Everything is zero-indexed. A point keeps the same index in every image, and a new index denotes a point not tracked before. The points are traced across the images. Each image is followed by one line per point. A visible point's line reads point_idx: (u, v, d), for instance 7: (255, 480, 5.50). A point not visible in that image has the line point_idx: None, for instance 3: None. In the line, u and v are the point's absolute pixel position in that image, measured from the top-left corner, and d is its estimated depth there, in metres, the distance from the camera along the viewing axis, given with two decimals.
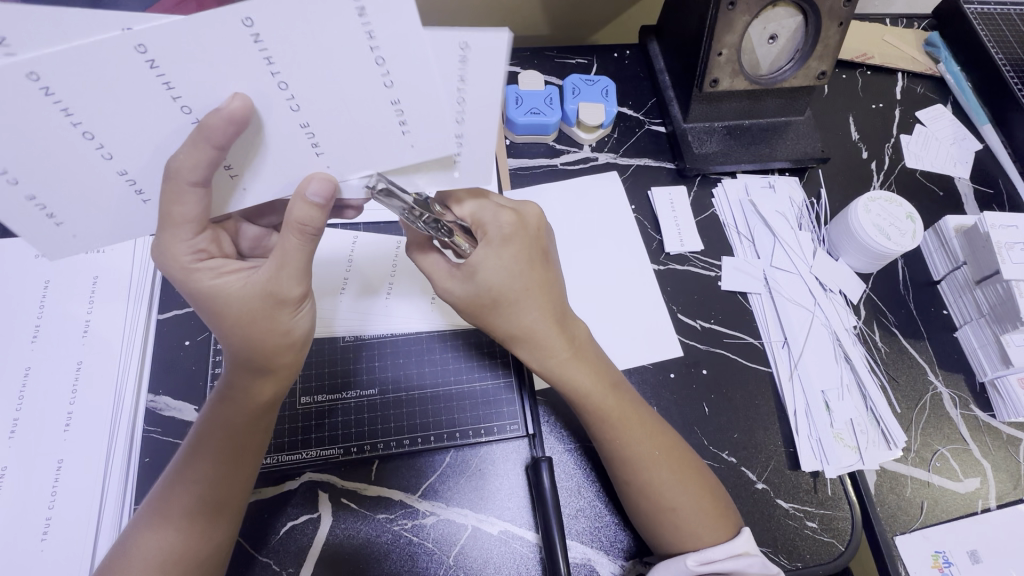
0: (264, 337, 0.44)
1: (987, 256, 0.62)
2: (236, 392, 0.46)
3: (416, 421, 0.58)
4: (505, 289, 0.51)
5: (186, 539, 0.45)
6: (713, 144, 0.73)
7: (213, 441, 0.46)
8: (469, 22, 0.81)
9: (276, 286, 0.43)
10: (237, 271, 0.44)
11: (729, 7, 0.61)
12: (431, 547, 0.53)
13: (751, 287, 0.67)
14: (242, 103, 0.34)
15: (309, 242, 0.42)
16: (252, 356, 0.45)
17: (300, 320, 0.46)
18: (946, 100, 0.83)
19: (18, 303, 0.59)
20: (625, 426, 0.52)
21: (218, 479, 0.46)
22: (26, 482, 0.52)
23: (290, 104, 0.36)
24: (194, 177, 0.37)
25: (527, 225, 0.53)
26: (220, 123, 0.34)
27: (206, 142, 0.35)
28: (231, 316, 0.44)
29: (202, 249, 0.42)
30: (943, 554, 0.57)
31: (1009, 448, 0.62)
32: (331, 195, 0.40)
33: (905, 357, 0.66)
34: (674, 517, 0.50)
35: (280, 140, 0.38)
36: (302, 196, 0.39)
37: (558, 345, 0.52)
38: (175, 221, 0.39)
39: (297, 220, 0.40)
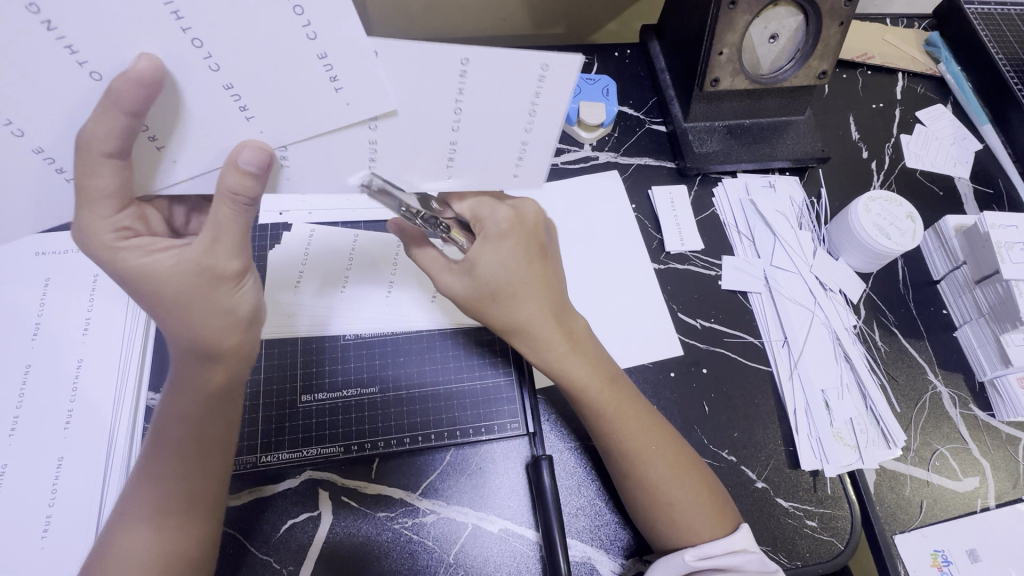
0: (204, 316, 0.43)
1: (987, 256, 0.63)
2: (185, 382, 0.46)
3: (416, 419, 0.58)
4: (505, 283, 0.50)
5: (163, 536, 0.45)
6: (714, 143, 0.73)
7: (171, 436, 0.46)
8: (470, 21, 0.81)
9: (209, 261, 0.41)
10: (165, 247, 0.42)
11: (729, 7, 0.61)
12: (431, 546, 0.53)
13: (752, 286, 0.67)
14: (148, 63, 0.33)
15: (243, 210, 0.40)
16: (194, 338, 0.43)
17: (243, 296, 0.44)
18: (947, 100, 0.83)
19: (17, 302, 0.59)
20: (630, 421, 0.52)
21: (185, 474, 0.46)
22: (26, 480, 0.52)
23: (210, 65, 0.34)
24: (106, 148, 0.35)
25: (525, 219, 0.52)
26: (129, 86, 0.32)
27: (115, 108, 0.33)
28: (167, 296, 0.42)
29: (125, 227, 0.40)
30: (942, 553, 0.57)
31: (1008, 447, 0.62)
32: (266, 163, 0.38)
33: (905, 356, 0.66)
34: (671, 512, 0.50)
35: (202, 108, 0.36)
36: (234, 164, 0.38)
37: (557, 339, 0.52)
38: (92, 196, 0.37)
39: (226, 189, 0.38)
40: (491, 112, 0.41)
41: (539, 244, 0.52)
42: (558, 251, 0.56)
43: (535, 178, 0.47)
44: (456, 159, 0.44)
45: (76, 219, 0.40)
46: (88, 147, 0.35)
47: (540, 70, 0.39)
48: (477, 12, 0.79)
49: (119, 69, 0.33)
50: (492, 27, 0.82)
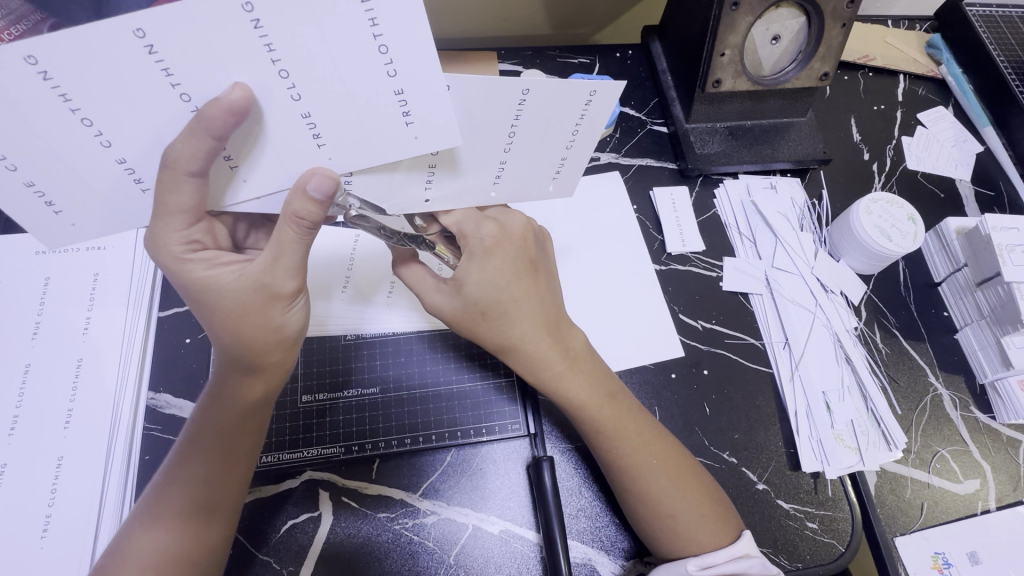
0: (252, 330, 0.43)
1: (988, 259, 0.63)
2: (229, 393, 0.46)
3: (417, 421, 0.58)
4: (494, 301, 0.50)
5: (180, 538, 0.44)
6: (715, 145, 0.72)
7: (203, 443, 0.46)
8: (471, 22, 0.81)
9: (269, 279, 0.42)
10: (230, 262, 0.43)
11: (732, 8, 0.61)
12: (431, 547, 0.53)
13: (753, 287, 0.67)
14: (242, 93, 0.35)
15: (306, 234, 0.41)
16: (242, 351, 0.44)
17: (292, 316, 0.45)
18: (948, 102, 0.83)
19: (18, 300, 0.59)
20: (627, 436, 0.52)
21: (212, 481, 0.46)
22: (25, 479, 0.52)
23: (290, 93, 0.36)
24: (192, 168, 0.37)
25: (511, 236, 0.51)
26: (220, 113, 0.35)
27: (205, 132, 0.35)
28: (222, 308, 0.43)
29: (195, 241, 0.42)
30: (942, 555, 0.57)
31: (1008, 450, 0.62)
32: (332, 193, 0.40)
33: (905, 358, 0.66)
34: (673, 524, 0.50)
35: (281, 132, 0.38)
36: (302, 189, 0.39)
37: (552, 357, 0.51)
38: (169, 210, 0.39)
39: (295, 213, 0.40)
40: (541, 133, 0.46)
41: (529, 260, 0.52)
42: (550, 267, 0.55)
43: (567, 189, 0.52)
44: (503, 176, 0.49)
45: (149, 228, 0.41)
46: (168, 165, 0.37)
47: (587, 96, 0.43)
48: (478, 13, 0.79)
49: (212, 98, 0.36)
50: (493, 27, 0.82)
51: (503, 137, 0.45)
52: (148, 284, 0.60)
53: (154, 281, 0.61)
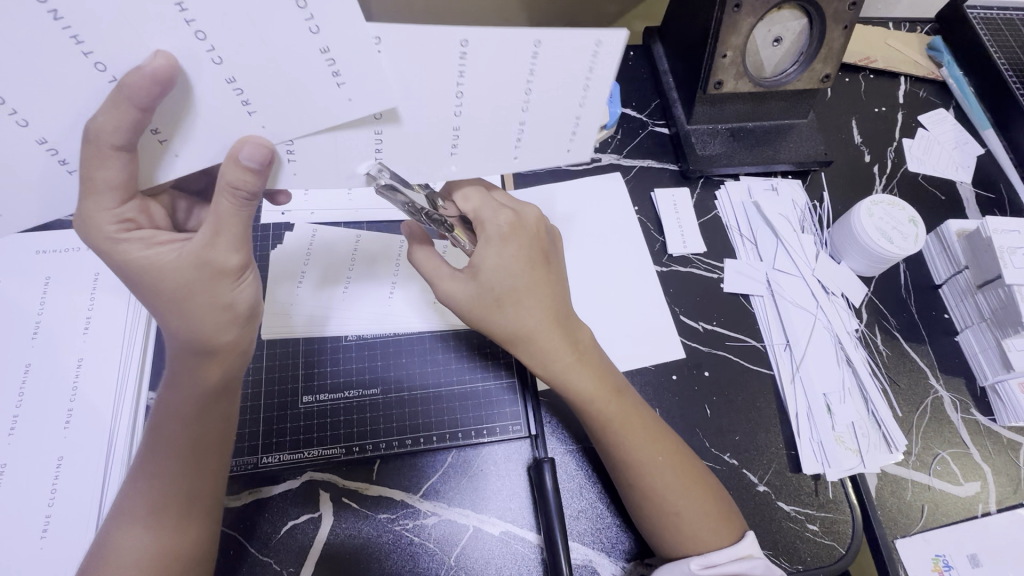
0: (205, 313, 0.42)
1: (989, 261, 0.63)
2: (186, 385, 0.45)
3: (417, 422, 0.58)
4: (507, 288, 0.50)
5: (163, 537, 0.45)
6: (716, 146, 0.72)
7: (168, 438, 0.45)
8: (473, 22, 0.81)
9: (210, 256, 0.40)
10: (165, 241, 0.41)
11: (734, 9, 0.61)
12: (432, 548, 0.53)
13: (754, 289, 0.67)
14: (167, 59, 0.34)
15: (242, 207, 0.40)
16: (196, 339, 0.43)
17: (243, 293, 0.43)
18: (949, 105, 0.83)
19: (18, 300, 0.58)
20: (637, 431, 0.52)
21: (184, 476, 0.46)
22: (25, 479, 0.52)
23: (211, 56, 0.35)
24: (116, 141, 0.35)
25: (526, 225, 0.52)
26: (142, 80, 0.34)
27: (129, 103, 0.34)
28: (167, 292, 0.41)
29: (127, 219, 0.40)
30: (943, 558, 0.57)
31: (1009, 452, 0.62)
32: (267, 160, 0.38)
33: (906, 361, 0.66)
34: (678, 522, 0.50)
35: (210, 102, 0.37)
36: (234, 159, 0.38)
37: (562, 350, 0.51)
38: (96, 186, 0.37)
39: (229, 184, 0.38)
40: (551, 93, 0.42)
41: (541, 252, 0.52)
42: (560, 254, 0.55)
43: (585, 154, 0.46)
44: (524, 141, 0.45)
45: (79, 209, 0.39)
46: (91, 139, 0.35)
47: (593, 46, 0.40)
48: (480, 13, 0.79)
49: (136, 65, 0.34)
50: None
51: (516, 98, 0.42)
52: None
53: None
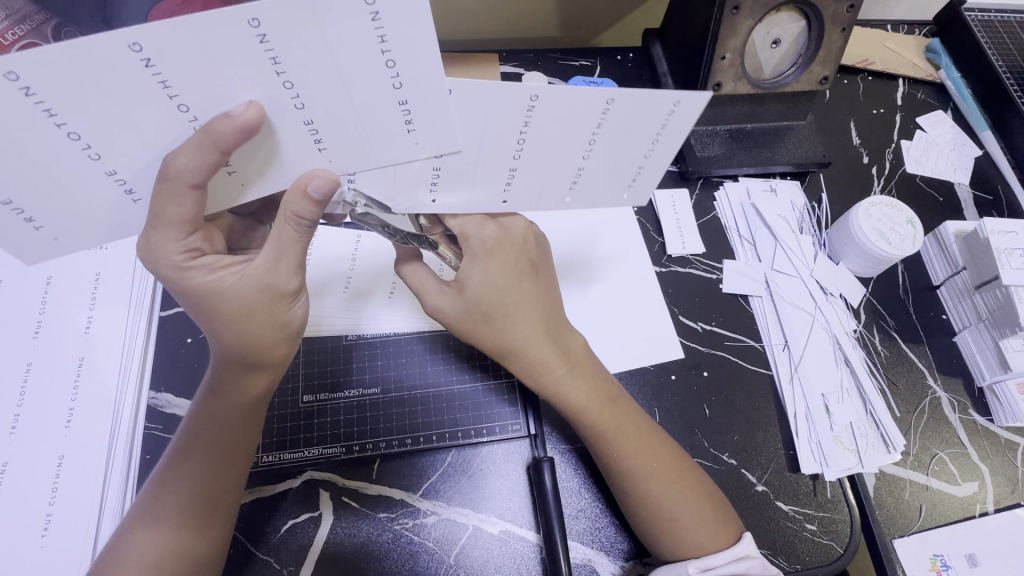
0: (261, 329, 0.44)
1: (987, 262, 0.63)
2: (228, 391, 0.46)
3: (417, 421, 0.58)
4: (496, 303, 0.50)
5: (185, 537, 0.45)
6: (716, 147, 0.73)
7: (205, 440, 0.46)
8: (472, 24, 0.81)
9: (273, 280, 0.43)
10: (228, 265, 0.43)
11: (733, 11, 0.61)
12: (431, 547, 0.53)
13: (753, 289, 0.68)
14: (256, 110, 0.36)
15: (306, 233, 0.42)
16: (247, 351, 0.45)
17: (296, 312, 0.46)
18: (947, 107, 0.83)
19: (20, 300, 0.59)
20: (627, 439, 0.52)
21: (214, 477, 0.46)
22: (26, 478, 0.52)
23: (294, 102, 0.37)
24: (193, 180, 0.37)
25: (512, 240, 0.51)
26: (230, 128, 0.35)
27: (213, 147, 0.36)
28: (227, 311, 0.43)
29: (193, 248, 0.42)
30: (941, 557, 0.57)
31: (1007, 452, 0.63)
32: (330, 192, 0.41)
33: (904, 361, 0.66)
34: (674, 527, 0.50)
35: (287, 141, 0.39)
36: (301, 189, 0.40)
37: (553, 361, 0.52)
38: (167, 220, 0.39)
39: (293, 211, 0.41)
40: (621, 142, 0.45)
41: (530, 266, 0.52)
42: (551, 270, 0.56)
43: (641, 198, 0.51)
44: (579, 183, 0.48)
45: (146, 239, 0.41)
46: (167, 178, 0.37)
47: (671, 106, 0.42)
48: (479, 15, 0.80)
49: (224, 111, 0.36)
50: (493, 29, 0.83)
51: (582, 143, 0.44)
52: (149, 283, 0.60)
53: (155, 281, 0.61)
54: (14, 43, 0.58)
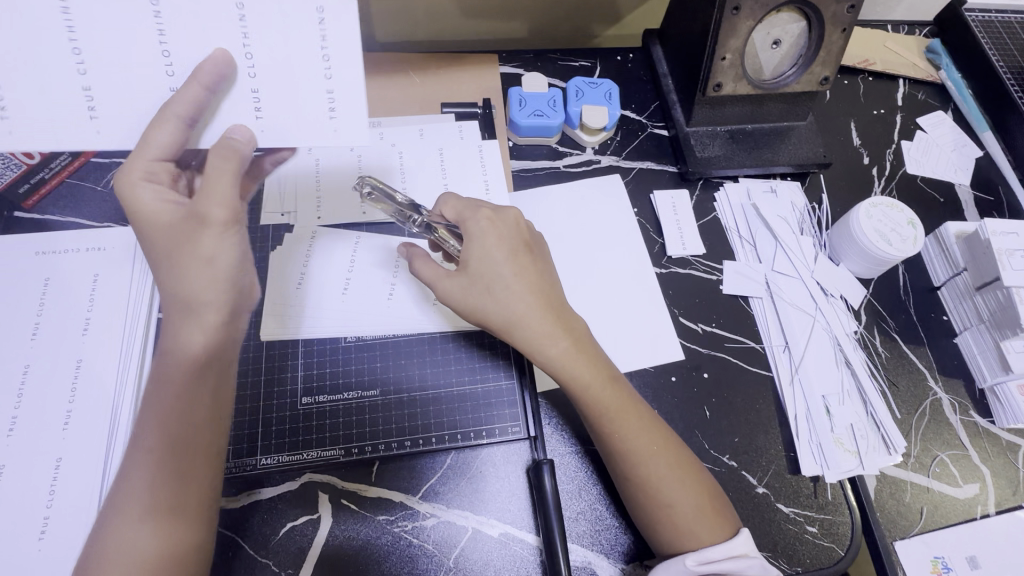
0: (196, 263, 0.46)
1: (988, 263, 0.63)
2: (168, 359, 0.48)
3: (417, 422, 0.58)
4: (498, 277, 0.51)
5: (156, 535, 0.44)
6: (715, 148, 0.73)
7: (152, 422, 0.47)
8: (473, 25, 0.81)
9: (201, 207, 0.45)
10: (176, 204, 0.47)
11: (733, 12, 0.61)
12: (431, 549, 0.53)
13: (753, 290, 0.67)
14: (224, 56, 0.43)
15: (235, 168, 0.46)
16: (182, 295, 0.46)
17: (225, 242, 0.47)
18: (948, 107, 0.83)
19: (19, 301, 0.58)
20: (627, 422, 0.52)
21: (164, 463, 0.46)
22: (24, 480, 0.52)
23: (249, 71, 0.45)
24: (181, 111, 0.43)
25: (506, 221, 0.54)
26: (212, 66, 0.43)
27: (198, 84, 0.43)
28: (166, 244, 0.46)
29: (156, 182, 0.46)
30: (942, 559, 0.57)
31: (1008, 454, 0.63)
32: (249, 137, 0.47)
33: (905, 363, 0.66)
34: (671, 513, 0.50)
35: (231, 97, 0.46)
36: (224, 138, 0.46)
37: (557, 333, 0.52)
38: (150, 146, 0.44)
39: (231, 154, 0.45)
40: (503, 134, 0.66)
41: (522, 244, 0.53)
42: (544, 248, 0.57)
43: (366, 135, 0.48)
44: None
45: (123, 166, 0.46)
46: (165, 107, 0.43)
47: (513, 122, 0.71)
48: (480, 13, 0.79)
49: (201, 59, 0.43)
50: (495, 29, 0.82)
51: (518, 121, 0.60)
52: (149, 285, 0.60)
53: (154, 283, 0.61)
54: None
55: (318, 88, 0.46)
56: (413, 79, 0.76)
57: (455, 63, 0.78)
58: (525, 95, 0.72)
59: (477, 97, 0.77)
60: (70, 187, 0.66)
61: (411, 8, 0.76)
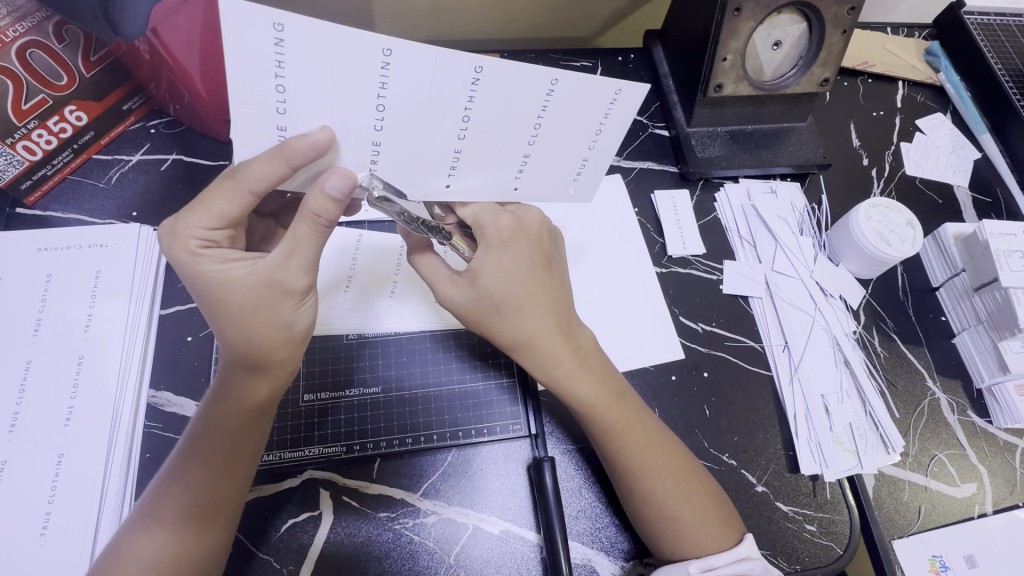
0: (263, 324, 0.45)
1: (986, 264, 0.63)
2: (231, 391, 0.47)
3: (422, 421, 0.58)
4: (507, 296, 0.50)
5: (181, 542, 0.45)
6: (716, 149, 0.73)
7: (206, 449, 0.46)
8: (474, 23, 0.81)
9: (280, 276, 0.44)
10: (234, 260, 0.45)
11: (735, 13, 0.62)
12: (432, 547, 0.53)
13: (753, 290, 0.68)
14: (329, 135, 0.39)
15: (321, 231, 0.43)
16: (247, 341, 0.45)
17: (302, 315, 0.46)
18: (946, 109, 0.84)
19: (19, 297, 0.58)
20: (634, 439, 0.52)
21: (208, 488, 0.46)
22: (26, 475, 0.52)
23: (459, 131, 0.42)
24: (256, 185, 0.41)
25: (528, 230, 0.52)
26: (304, 147, 0.38)
27: (285, 161, 0.39)
28: (231, 305, 0.44)
29: (211, 239, 0.44)
30: (939, 558, 0.57)
31: (1005, 454, 0.63)
32: (349, 190, 0.41)
33: (903, 362, 0.66)
34: (675, 525, 0.50)
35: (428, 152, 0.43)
36: (320, 188, 0.41)
37: (563, 354, 0.52)
38: (207, 204, 0.43)
39: (311, 210, 0.41)
40: None
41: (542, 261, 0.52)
42: (562, 262, 0.55)
43: (586, 192, 0.51)
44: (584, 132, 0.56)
45: (174, 224, 0.45)
46: (235, 177, 0.41)
47: None
48: (482, 12, 0.79)
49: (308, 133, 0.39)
50: (494, 28, 0.82)
51: None
52: (150, 282, 0.61)
53: (156, 281, 0.61)
54: (15, 40, 0.55)
55: (575, 156, 0.47)
56: None
57: None
58: None
59: None
60: (72, 183, 0.66)
61: (412, 7, 0.77)
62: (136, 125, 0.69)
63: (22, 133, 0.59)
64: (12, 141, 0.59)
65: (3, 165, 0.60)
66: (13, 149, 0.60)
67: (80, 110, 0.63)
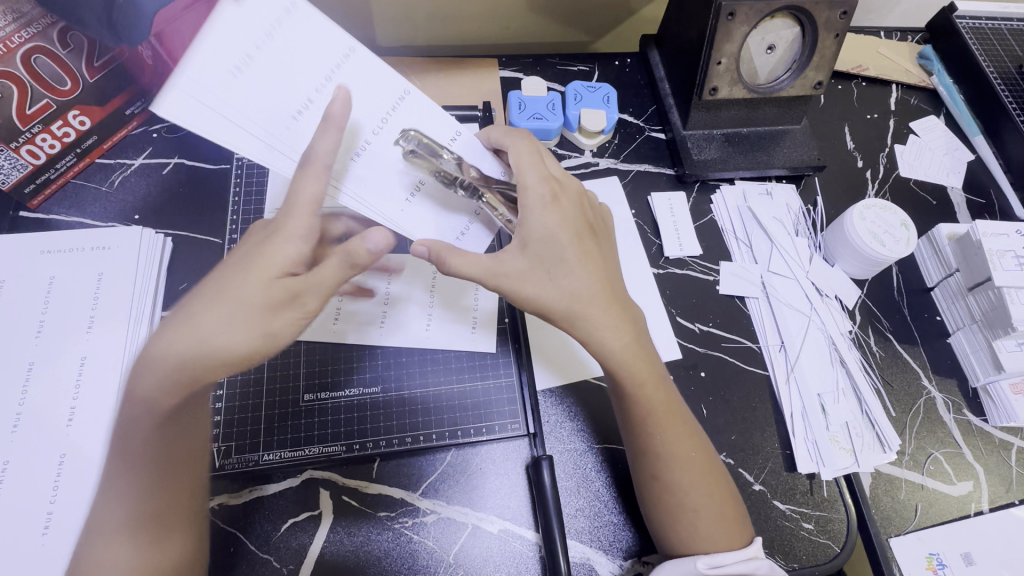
0: (239, 313, 0.45)
1: (979, 264, 0.64)
2: (156, 381, 0.46)
3: (418, 420, 0.59)
4: (551, 242, 0.50)
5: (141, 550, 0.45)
6: (712, 151, 0.74)
7: (142, 451, 0.47)
8: (473, 29, 0.82)
9: (299, 289, 0.45)
10: (284, 268, 0.47)
11: (728, 18, 0.63)
12: (431, 546, 0.54)
13: (750, 291, 0.68)
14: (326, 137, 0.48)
15: (342, 273, 0.46)
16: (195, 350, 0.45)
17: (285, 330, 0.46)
18: (939, 111, 0.85)
19: (24, 298, 0.59)
20: (670, 427, 0.52)
21: (160, 490, 0.47)
22: (28, 474, 0.52)
23: None
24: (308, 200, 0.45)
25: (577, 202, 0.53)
26: (366, 252, 0.45)
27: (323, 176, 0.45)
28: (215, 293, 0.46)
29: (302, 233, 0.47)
30: (936, 556, 0.58)
31: (1001, 452, 0.63)
32: (386, 248, 0.46)
33: (899, 361, 0.67)
34: (691, 518, 0.51)
35: None
36: (364, 242, 0.45)
37: (622, 327, 0.51)
38: (295, 203, 0.46)
39: (348, 253, 0.45)
40: None
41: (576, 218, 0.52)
42: (606, 233, 0.56)
43: None
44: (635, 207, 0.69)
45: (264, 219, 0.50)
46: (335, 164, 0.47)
47: None
48: (481, 18, 0.80)
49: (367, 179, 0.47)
50: (492, 33, 0.84)
51: None
52: (152, 284, 0.62)
53: (157, 281, 0.63)
54: (21, 47, 0.56)
55: None
56: (414, 82, 0.78)
57: (455, 68, 0.80)
58: (525, 98, 0.74)
59: (476, 100, 0.78)
60: (76, 187, 0.67)
61: (412, 13, 0.78)
62: (138, 129, 0.70)
63: (26, 138, 0.60)
64: (17, 145, 0.60)
65: (7, 168, 0.61)
66: (17, 153, 0.60)
67: (83, 114, 0.64)
